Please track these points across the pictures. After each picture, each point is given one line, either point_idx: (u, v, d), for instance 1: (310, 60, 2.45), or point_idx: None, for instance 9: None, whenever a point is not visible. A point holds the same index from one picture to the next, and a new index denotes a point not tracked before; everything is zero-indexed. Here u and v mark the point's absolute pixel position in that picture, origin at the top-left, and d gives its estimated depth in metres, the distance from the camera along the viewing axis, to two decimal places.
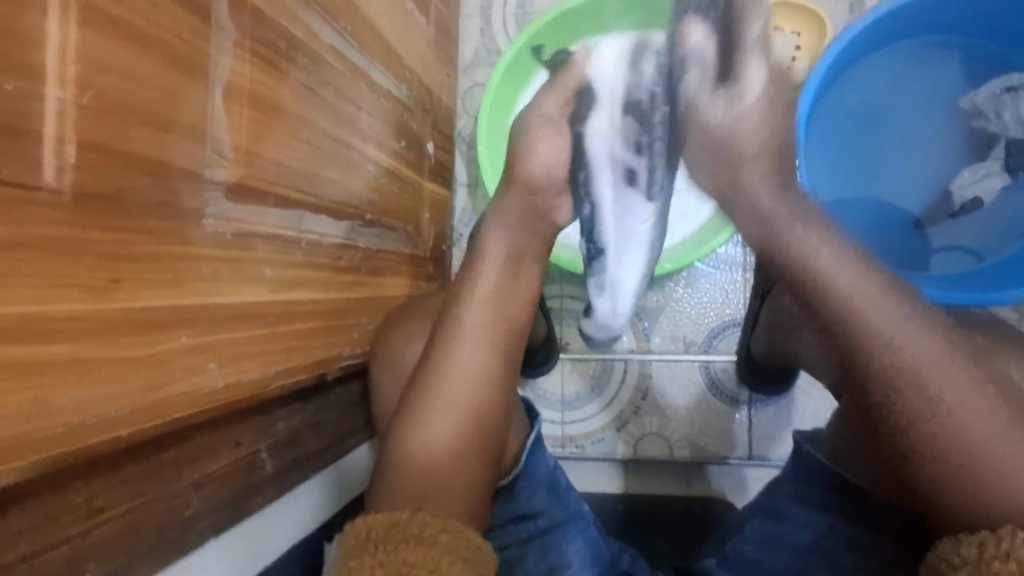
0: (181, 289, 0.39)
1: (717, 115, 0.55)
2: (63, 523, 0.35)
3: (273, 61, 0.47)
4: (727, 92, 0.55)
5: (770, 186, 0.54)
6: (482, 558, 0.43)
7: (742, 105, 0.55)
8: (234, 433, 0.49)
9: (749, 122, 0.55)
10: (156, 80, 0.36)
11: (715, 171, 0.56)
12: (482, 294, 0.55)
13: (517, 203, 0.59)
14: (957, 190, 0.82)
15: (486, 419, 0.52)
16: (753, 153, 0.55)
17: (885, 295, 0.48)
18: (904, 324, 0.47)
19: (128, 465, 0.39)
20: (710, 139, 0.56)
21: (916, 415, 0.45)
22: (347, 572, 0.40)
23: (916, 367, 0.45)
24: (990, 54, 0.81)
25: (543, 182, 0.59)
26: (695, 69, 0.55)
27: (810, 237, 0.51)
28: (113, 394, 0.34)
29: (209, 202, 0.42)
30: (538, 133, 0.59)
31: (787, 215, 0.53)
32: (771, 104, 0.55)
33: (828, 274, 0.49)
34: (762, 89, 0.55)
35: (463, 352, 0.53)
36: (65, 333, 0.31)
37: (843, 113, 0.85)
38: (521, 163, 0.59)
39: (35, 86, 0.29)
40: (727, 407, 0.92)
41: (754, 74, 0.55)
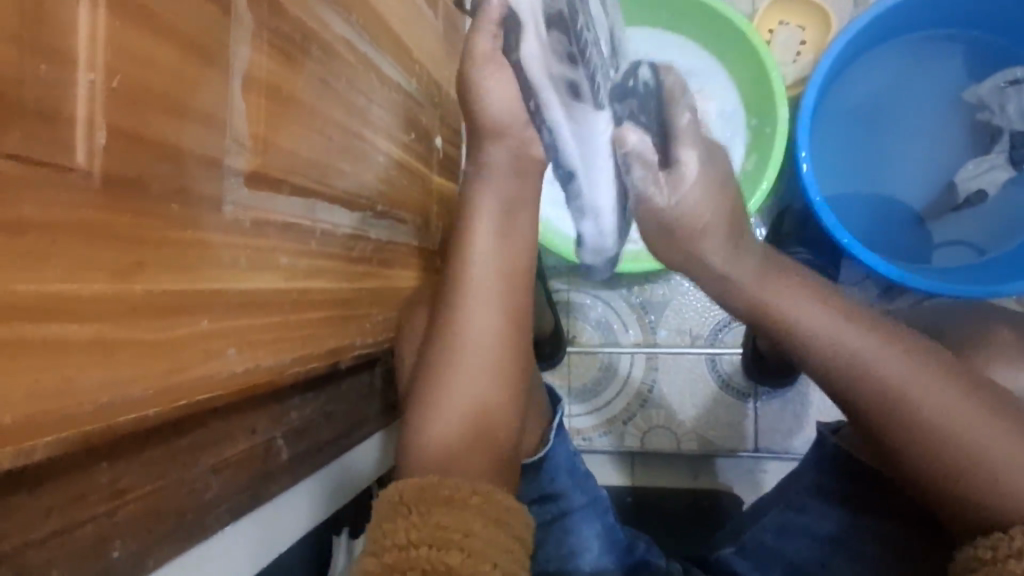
0: (201, 274, 0.39)
1: (660, 195, 0.55)
2: (89, 502, 0.36)
3: (288, 52, 0.48)
4: (670, 179, 0.54)
5: (729, 248, 0.53)
6: (516, 521, 0.44)
7: (686, 185, 0.54)
8: (250, 420, 0.49)
9: (694, 201, 0.53)
10: (177, 67, 0.37)
11: (665, 242, 0.56)
12: (481, 262, 0.55)
13: (495, 174, 0.57)
14: (962, 183, 0.82)
15: (501, 388, 0.53)
16: (708, 227, 0.53)
17: (867, 331, 0.47)
18: (870, 342, 0.47)
19: (148, 448, 0.40)
20: (659, 219, 0.56)
21: (907, 423, 0.45)
22: (383, 535, 0.41)
23: (902, 388, 0.45)
24: (994, 48, 0.82)
25: (506, 125, 0.55)
26: (638, 167, 0.56)
27: (780, 287, 0.50)
28: (136, 375, 0.34)
29: (228, 189, 0.42)
30: (483, 76, 0.52)
31: (750, 277, 0.52)
32: (721, 180, 0.54)
33: (805, 321, 0.49)
34: (699, 166, 0.54)
35: (471, 321, 0.54)
36: (93, 313, 0.31)
37: (847, 109, 0.86)
38: (479, 113, 0.54)
39: (65, 71, 0.30)
40: (734, 400, 0.93)
41: (688, 162, 0.54)
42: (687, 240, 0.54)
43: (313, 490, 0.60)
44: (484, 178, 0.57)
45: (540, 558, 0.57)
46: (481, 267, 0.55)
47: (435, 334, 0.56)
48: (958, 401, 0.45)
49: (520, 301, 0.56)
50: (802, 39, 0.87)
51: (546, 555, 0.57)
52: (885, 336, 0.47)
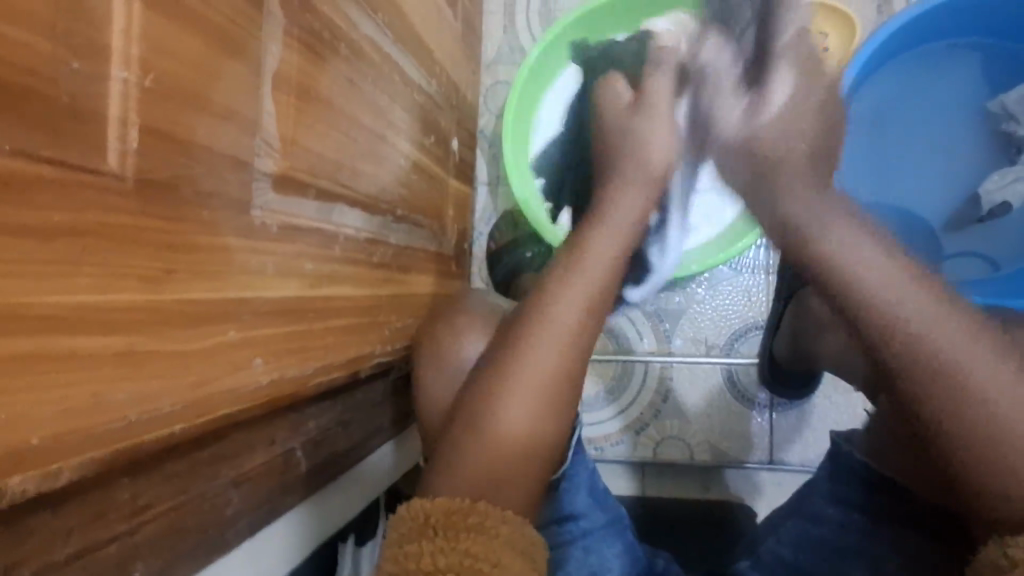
0: (230, 281, 0.38)
1: (729, 121, 0.55)
2: (110, 520, 0.34)
3: (317, 50, 0.46)
4: (752, 102, 0.54)
5: (809, 195, 0.51)
6: (539, 554, 0.43)
7: (766, 115, 0.53)
8: (270, 430, 0.47)
9: (775, 130, 0.53)
10: (209, 63, 0.35)
11: (743, 177, 0.55)
12: (567, 303, 0.52)
13: (635, 181, 0.57)
14: (986, 196, 0.79)
15: (548, 423, 0.50)
16: (789, 156, 0.52)
17: (923, 294, 0.44)
18: (926, 307, 0.43)
19: (170, 463, 0.38)
20: (743, 149, 0.54)
21: (946, 411, 0.42)
22: (404, 556, 0.40)
23: (945, 354, 0.42)
24: (1015, 58, 0.81)
25: (658, 173, 0.58)
26: (722, 86, 0.56)
27: (832, 234, 0.48)
28: (165, 388, 0.33)
29: (257, 193, 0.41)
30: (652, 88, 0.59)
31: (806, 211, 0.50)
32: (821, 106, 0.54)
33: (865, 278, 0.45)
34: (791, 96, 0.53)
35: (536, 352, 0.50)
36: (124, 324, 0.30)
37: (872, 116, 0.85)
38: (636, 160, 0.58)
39: (99, 66, 0.28)
40: (744, 409, 0.92)
41: (782, 85, 0.53)
42: (758, 171, 0.53)
43: (323, 502, 0.58)
44: (623, 184, 0.58)
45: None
46: (575, 297, 0.52)
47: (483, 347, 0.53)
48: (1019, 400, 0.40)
49: None
50: None
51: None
52: (936, 296, 0.44)
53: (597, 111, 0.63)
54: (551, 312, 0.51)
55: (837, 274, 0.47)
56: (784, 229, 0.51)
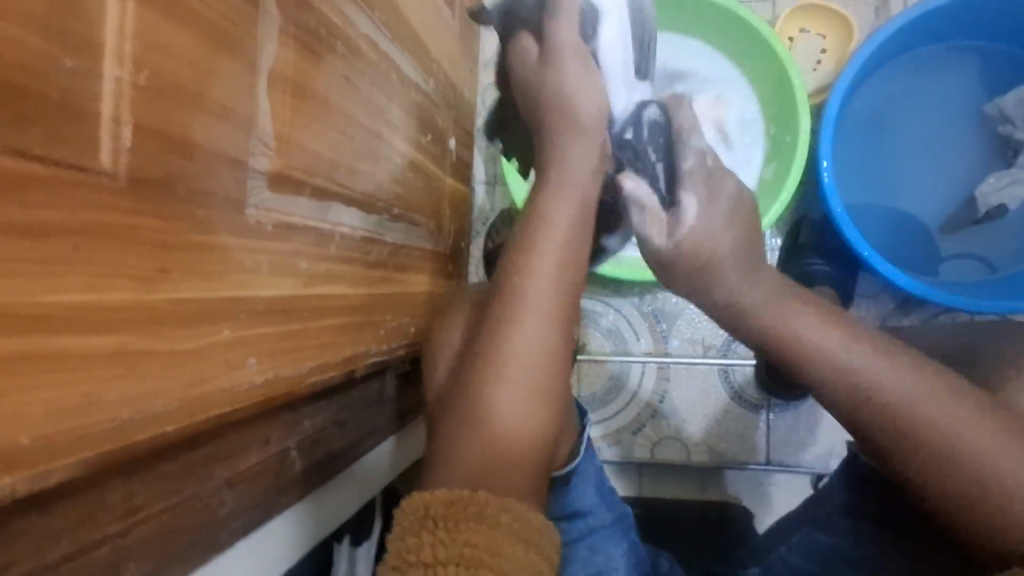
0: (224, 280, 0.37)
1: (656, 232, 0.57)
2: (103, 521, 0.34)
3: (313, 48, 0.46)
4: (667, 221, 0.57)
5: (744, 281, 0.53)
6: (545, 542, 0.42)
7: (681, 230, 0.55)
8: (265, 430, 0.47)
9: (695, 234, 0.55)
10: (203, 61, 0.35)
11: (679, 273, 0.57)
12: (541, 280, 0.53)
13: (575, 129, 0.58)
14: (982, 199, 0.79)
15: (541, 418, 0.50)
16: (722, 253, 0.53)
17: (870, 351, 0.46)
18: (870, 368, 0.45)
19: (164, 463, 0.37)
20: (674, 259, 0.56)
21: (913, 454, 0.43)
22: (406, 549, 0.39)
23: (901, 403, 0.43)
24: (1012, 60, 0.81)
25: (585, 124, 0.58)
26: (635, 209, 0.59)
27: (786, 311, 0.50)
28: (158, 389, 0.32)
29: (252, 191, 0.40)
30: (560, 39, 0.57)
31: (753, 300, 0.52)
32: (736, 210, 0.56)
33: (817, 345, 0.47)
34: (699, 212, 0.56)
35: (522, 335, 0.51)
36: (116, 323, 0.29)
37: (868, 116, 0.85)
38: (567, 110, 0.58)
39: (91, 64, 0.28)
40: (748, 413, 0.92)
41: (691, 200, 0.56)
42: (692, 270, 0.55)
43: (319, 502, 0.58)
44: (565, 136, 0.58)
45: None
46: (544, 269, 0.54)
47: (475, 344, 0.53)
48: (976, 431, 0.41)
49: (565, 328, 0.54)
50: (823, 48, 0.86)
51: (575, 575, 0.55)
52: (881, 352, 0.45)
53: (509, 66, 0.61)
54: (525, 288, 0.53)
55: (791, 348, 0.48)
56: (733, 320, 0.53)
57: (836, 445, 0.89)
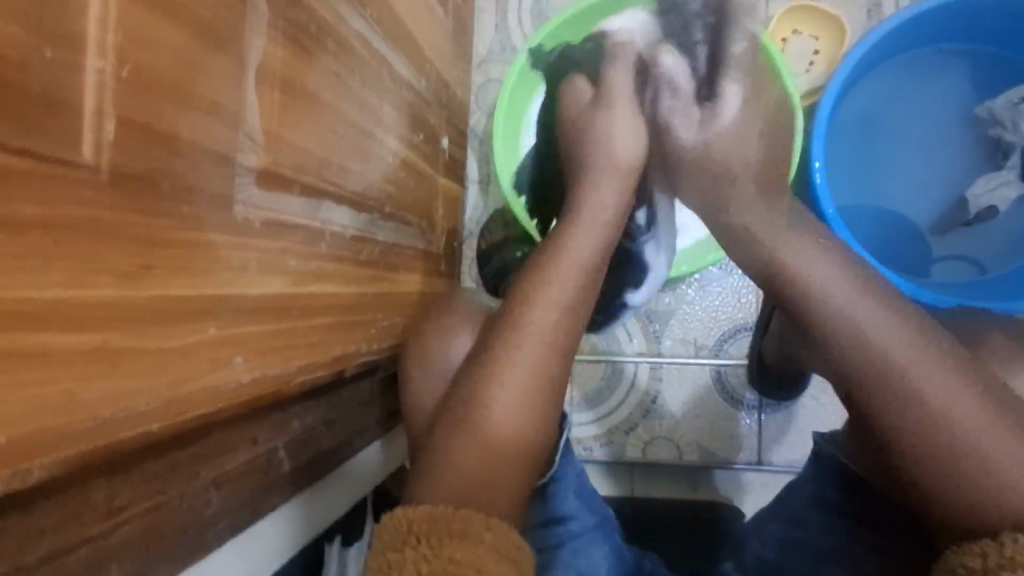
0: (209, 278, 0.37)
1: (690, 128, 0.67)
2: (83, 522, 0.33)
3: (304, 44, 0.46)
4: (707, 111, 0.68)
5: (778, 222, 0.59)
6: (526, 561, 0.41)
7: (718, 124, 0.67)
8: (252, 429, 0.46)
9: (727, 137, 0.66)
10: (190, 55, 0.34)
11: (704, 185, 0.66)
12: (544, 307, 0.54)
13: (613, 175, 0.65)
14: (973, 199, 0.81)
15: (529, 418, 0.50)
16: (750, 162, 0.65)
17: (886, 317, 0.49)
18: (891, 325, 0.49)
19: (149, 462, 0.37)
20: (711, 169, 0.66)
21: (900, 412, 0.46)
22: (388, 565, 0.40)
23: (900, 368, 0.47)
24: (1001, 62, 0.82)
25: (624, 160, 0.65)
26: (667, 91, 0.69)
27: (811, 267, 0.54)
28: (140, 387, 0.32)
29: (239, 188, 0.40)
30: (611, 82, 0.68)
31: (790, 248, 0.56)
32: (766, 151, 0.67)
33: (838, 297, 0.52)
34: (737, 111, 0.68)
35: (519, 356, 0.51)
36: (96, 321, 0.29)
37: (860, 118, 0.85)
38: (606, 149, 0.66)
39: (73, 55, 0.27)
40: (730, 409, 0.92)
41: (730, 96, 0.68)
42: (719, 176, 0.65)
43: (309, 503, 0.57)
44: (600, 179, 0.64)
45: None
46: (551, 299, 0.54)
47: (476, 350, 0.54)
48: (970, 410, 0.44)
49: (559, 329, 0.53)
50: (815, 49, 0.86)
51: None
52: (916, 328, 0.49)
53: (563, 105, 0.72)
54: (527, 313, 0.53)
55: (814, 292, 0.53)
56: (764, 272, 0.58)
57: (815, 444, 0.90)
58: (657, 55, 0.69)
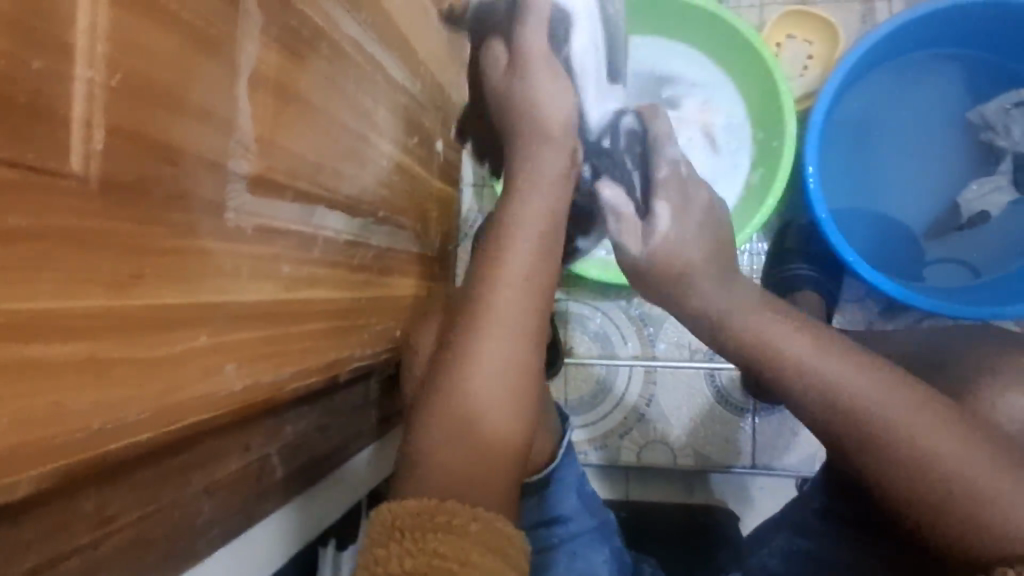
0: (201, 285, 0.37)
1: (634, 240, 0.62)
2: (73, 532, 0.33)
3: (296, 49, 0.46)
4: (643, 227, 0.61)
5: (716, 288, 0.56)
6: (515, 551, 0.41)
7: (657, 235, 0.60)
8: (245, 436, 0.46)
9: (667, 243, 0.60)
10: (180, 62, 0.34)
11: (659, 283, 0.60)
12: (505, 288, 0.52)
13: (549, 141, 0.57)
14: (965, 205, 0.83)
15: (514, 422, 0.49)
16: (693, 265, 0.58)
17: (846, 359, 0.46)
18: (856, 369, 0.45)
19: (139, 471, 0.36)
20: (661, 265, 0.59)
21: (881, 454, 0.43)
22: (374, 561, 0.39)
23: (871, 410, 0.44)
24: (993, 67, 0.82)
25: (557, 130, 0.57)
26: (614, 217, 0.63)
27: (766, 320, 0.51)
28: (131, 397, 0.32)
29: (231, 195, 0.39)
30: (529, 43, 0.56)
31: (741, 305, 0.54)
32: (711, 230, 0.60)
33: (799, 352, 0.48)
34: (672, 221, 0.60)
35: (495, 351, 0.50)
36: (86, 330, 0.29)
37: (852, 123, 0.85)
38: (536, 120, 0.57)
39: (64, 65, 0.27)
40: (729, 415, 0.92)
41: (664, 209, 0.61)
42: (673, 279, 0.58)
43: (302, 508, 0.58)
44: (540, 146, 0.57)
45: None
46: (509, 278, 0.53)
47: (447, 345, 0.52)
48: (954, 447, 0.41)
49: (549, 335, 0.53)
50: (809, 54, 0.86)
51: None
52: (868, 362, 0.46)
53: (483, 76, 0.60)
54: (492, 299, 0.52)
55: (769, 348, 0.49)
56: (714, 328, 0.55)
57: (816, 447, 0.90)
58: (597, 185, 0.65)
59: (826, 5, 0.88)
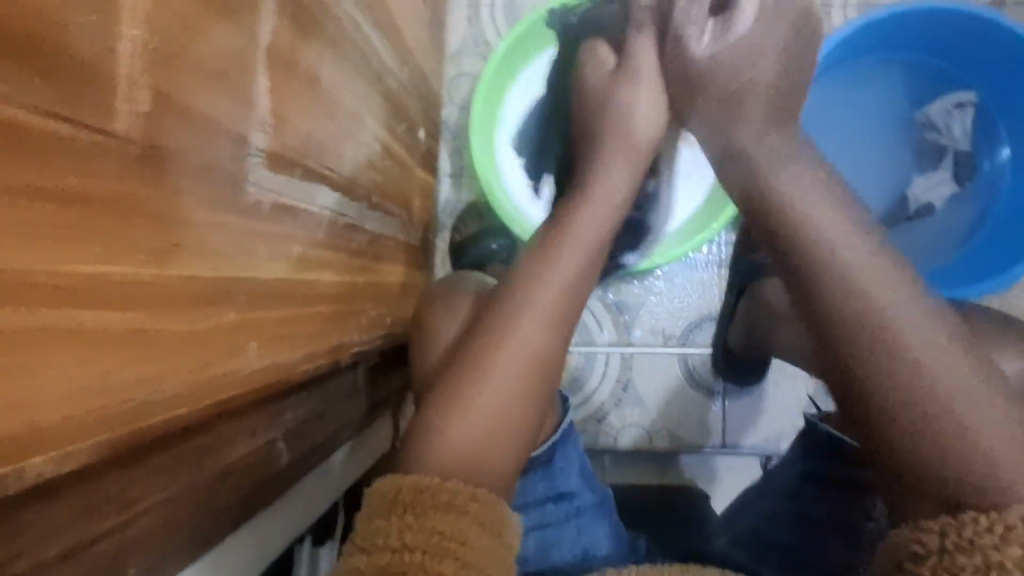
0: (226, 261, 0.36)
1: (703, 42, 0.57)
2: (99, 515, 0.31)
3: (307, 23, 0.45)
4: (719, 22, 0.56)
5: (764, 133, 0.55)
6: (510, 531, 0.42)
7: (733, 36, 0.56)
8: (253, 420, 0.45)
9: (745, 48, 0.56)
10: (211, 28, 0.33)
11: (715, 111, 0.57)
12: (560, 283, 0.54)
13: (625, 148, 0.60)
14: (913, 197, 0.90)
15: (524, 404, 0.50)
16: (757, 83, 0.55)
17: (920, 310, 0.44)
18: (933, 330, 0.43)
19: (159, 453, 0.35)
20: (727, 79, 0.56)
21: (898, 392, 0.41)
22: (374, 533, 0.39)
23: (926, 366, 0.41)
24: (938, 74, 0.89)
25: (642, 146, 0.60)
26: (685, 4, 0.57)
27: (836, 234, 0.47)
28: (169, 371, 0.31)
29: (251, 170, 0.38)
30: (635, 55, 0.60)
31: (794, 187, 0.50)
32: (790, 50, 0.56)
33: (872, 288, 0.44)
34: (757, 18, 0.55)
35: (522, 331, 0.52)
36: (131, 299, 0.28)
37: (822, 112, 0.89)
38: (623, 131, 0.60)
39: (112, 22, 0.26)
40: (701, 397, 0.96)
41: (748, 1, 0.55)
42: (728, 96, 0.56)
43: (294, 497, 0.56)
44: (616, 152, 0.60)
45: (556, 556, 0.55)
46: (561, 277, 0.54)
47: (472, 334, 0.54)
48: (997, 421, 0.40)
49: (564, 319, 0.53)
50: None
51: (563, 553, 0.55)
52: (940, 324, 0.44)
53: (579, 78, 0.64)
54: (535, 289, 0.53)
55: (836, 274, 0.46)
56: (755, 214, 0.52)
57: (784, 428, 0.94)
58: None
59: None
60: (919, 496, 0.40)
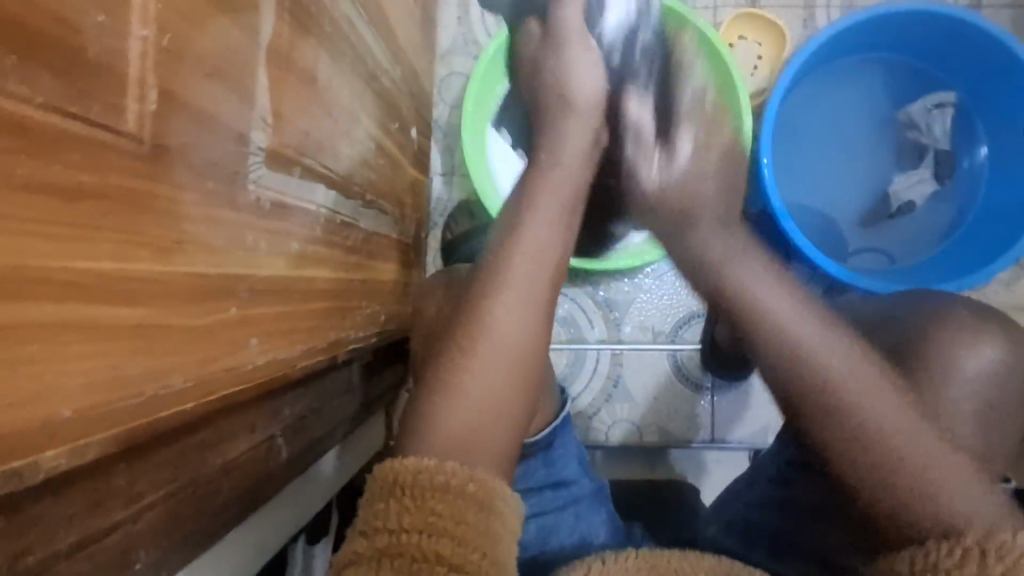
0: (229, 257, 0.36)
1: (651, 172, 0.65)
2: (107, 509, 0.31)
3: (304, 23, 0.45)
4: (663, 154, 0.65)
5: (718, 227, 0.59)
6: (508, 510, 0.42)
7: (675, 168, 0.63)
8: (253, 417, 0.45)
9: (687, 176, 0.63)
10: (215, 26, 0.34)
11: (665, 213, 0.62)
12: (528, 257, 0.55)
13: (574, 112, 0.63)
14: (895, 195, 0.91)
15: (515, 388, 0.51)
16: (702, 204, 0.61)
17: (831, 336, 0.47)
18: (841, 347, 0.47)
19: (164, 448, 0.35)
20: (681, 193, 0.62)
21: (834, 423, 0.44)
22: (374, 515, 0.40)
23: (842, 386, 0.45)
24: (915, 74, 0.92)
25: (589, 103, 0.63)
26: (632, 137, 0.67)
27: (761, 286, 0.52)
28: (177, 364, 0.32)
29: (252, 168, 0.39)
30: (563, 18, 0.64)
31: (720, 257, 0.56)
32: (721, 177, 0.64)
33: (773, 309, 0.50)
34: (691, 158, 0.64)
35: (502, 307, 0.52)
36: (140, 293, 0.28)
37: (800, 115, 0.92)
38: (567, 89, 0.63)
39: (121, 22, 0.27)
40: (690, 392, 0.97)
41: (685, 141, 0.65)
42: (677, 214, 0.61)
43: (292, 493, 0.57)
44: (566, 117, 0.63)
45: (556, 542, 0.56)
46: (531, 248, 0.55)
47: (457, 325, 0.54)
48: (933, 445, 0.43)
49: (543, 301, 0.54)
50: (759, 54, 0.93)
51: (562, 540, 0.56)
52: (858, 351, 0.47)
53: (520, 50, 0.68)
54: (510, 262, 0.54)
55: (755, 312, 0.50)
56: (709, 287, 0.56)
57: (773, 419, 0.96)
58: (622, 102, 0.68)
59: (774, 9, 0.95)
60: (893, 528, 0.42)
